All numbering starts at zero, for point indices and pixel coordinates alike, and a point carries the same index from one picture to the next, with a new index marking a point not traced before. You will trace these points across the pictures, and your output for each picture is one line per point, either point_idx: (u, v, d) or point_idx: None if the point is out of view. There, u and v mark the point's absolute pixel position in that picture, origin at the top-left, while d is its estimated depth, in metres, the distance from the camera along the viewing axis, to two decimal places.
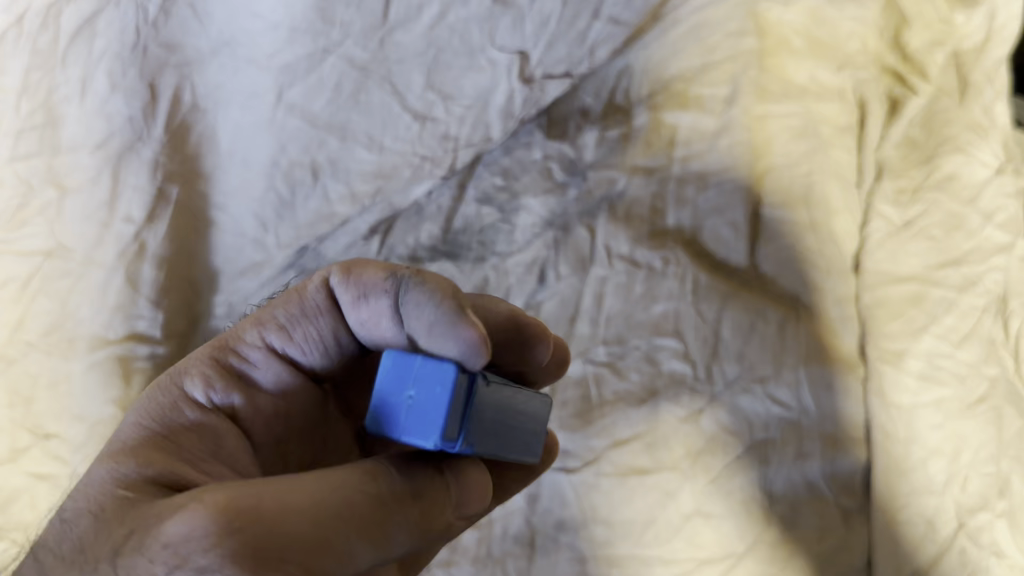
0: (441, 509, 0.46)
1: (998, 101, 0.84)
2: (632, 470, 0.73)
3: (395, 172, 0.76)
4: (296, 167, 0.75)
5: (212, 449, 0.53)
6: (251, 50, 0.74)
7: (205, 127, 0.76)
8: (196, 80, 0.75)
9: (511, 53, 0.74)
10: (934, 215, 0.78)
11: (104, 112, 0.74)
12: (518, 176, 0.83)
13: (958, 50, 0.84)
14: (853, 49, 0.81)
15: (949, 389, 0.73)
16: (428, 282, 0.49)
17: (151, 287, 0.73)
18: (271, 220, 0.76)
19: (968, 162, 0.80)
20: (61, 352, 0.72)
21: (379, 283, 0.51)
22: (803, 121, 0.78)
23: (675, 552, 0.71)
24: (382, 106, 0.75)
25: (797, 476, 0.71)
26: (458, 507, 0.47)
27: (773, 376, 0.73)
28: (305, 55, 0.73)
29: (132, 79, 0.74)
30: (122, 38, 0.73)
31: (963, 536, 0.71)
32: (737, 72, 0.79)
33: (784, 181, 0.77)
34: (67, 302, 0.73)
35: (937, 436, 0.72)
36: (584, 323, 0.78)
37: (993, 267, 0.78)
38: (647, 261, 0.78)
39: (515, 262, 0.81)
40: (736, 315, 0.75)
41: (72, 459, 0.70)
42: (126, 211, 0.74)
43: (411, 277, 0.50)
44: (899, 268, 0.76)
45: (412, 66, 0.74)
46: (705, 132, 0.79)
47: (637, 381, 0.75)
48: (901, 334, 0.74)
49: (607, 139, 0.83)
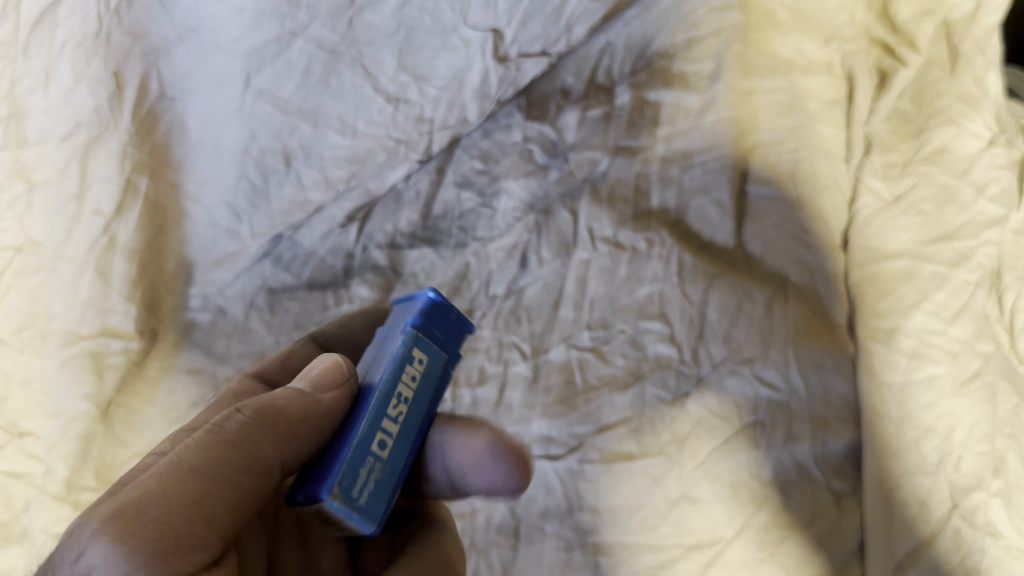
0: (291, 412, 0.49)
1: (990, 71, 0.80)
2: (619, 456, 0.71)
3: (370, 157, 0.77)
4: (268, 154, 0.75)
5: None
6: (217, 36, 0.72)
7: (173, 115, 0.74)
8: (163, 68, 0.73)
9: (485, 32, 0.74)
10: (924, 189, 0.76)
11: (70, 103, 0.72)
12: (497, 159, 0.82)
13: (947, 20, 0.81)
14: (841, 20, 0.80)
15: (942, 367, 0.70)
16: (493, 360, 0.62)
17: (123, 281, 0.73)
18: (244, 208, 0.76)
19: (959, 134, 0.78)
20: (34, 349, 0.71)
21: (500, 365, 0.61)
22: (789, 96, 0.77)
23: (663, 538, 0.68)
24: (353, 89, 0.75)
25: (786, 458, 0.69)
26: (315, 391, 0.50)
27: (761, 356, 0.72)
28: (272, 39, 0.72)
29: (96, 69, 0.71)
30: (85, 27, 0.71)
31: (957, 517, 0.66)
32: (721, 48, 0.77)
33: (771, 158, 0.76)
34: (39, 298, 0.72)
35: (930, 415, 0.68)
36: (567, 308, 0.77)
37: (986, 242, 0.75)
38: (631, 243, 0.78)
39: (496, 248, 0.80)
40: (722, 296, 0.74)
41: (47, 456, 0.68)
42: (95, 203, 0.73)
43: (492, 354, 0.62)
44: (889, 245, 0.73)
45: (383, 47, 0.74)
46: (689, 110, 0.78)
47: (622, 366, 0.74)
48: (890, 311, 0.71)
49: (588, 119, 0.81)
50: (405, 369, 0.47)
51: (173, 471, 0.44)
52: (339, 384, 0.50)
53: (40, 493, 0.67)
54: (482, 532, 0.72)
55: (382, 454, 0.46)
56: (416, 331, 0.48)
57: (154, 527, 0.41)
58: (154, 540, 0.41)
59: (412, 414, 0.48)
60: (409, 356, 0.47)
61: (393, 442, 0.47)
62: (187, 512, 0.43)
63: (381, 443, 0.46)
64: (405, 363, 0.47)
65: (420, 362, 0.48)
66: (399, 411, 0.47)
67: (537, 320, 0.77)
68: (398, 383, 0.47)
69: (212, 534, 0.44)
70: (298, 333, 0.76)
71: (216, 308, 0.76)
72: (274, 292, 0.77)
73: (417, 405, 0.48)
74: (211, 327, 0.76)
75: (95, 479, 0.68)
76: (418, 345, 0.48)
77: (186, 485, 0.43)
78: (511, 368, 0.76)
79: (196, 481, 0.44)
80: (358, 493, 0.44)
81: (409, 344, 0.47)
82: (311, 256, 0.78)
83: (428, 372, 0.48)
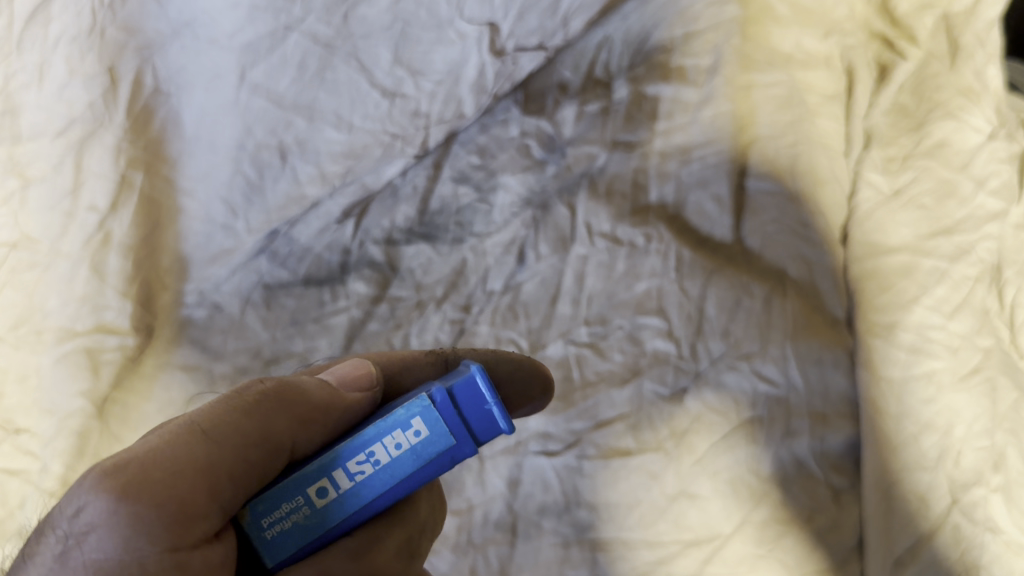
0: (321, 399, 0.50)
1: (990, 64, 0.80)
2: (617, 452, 0.71)
3: (366, 152, 0.76)
4: (264, 150, 0.75)
5: None
6: (212, 30, 0.71)
7: (168, 110, 0.74)
8: (157, 63, 0.72)
9: (480, 25, 0.74)
10: (924, 183, 0.75)
11: (64, 98, 0.71)
12: (494, 154, 0.81)
13: (948, 13, 0.80)
14: (841, 14, 0.79)
15: (941, 361, 0.69)
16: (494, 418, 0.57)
17: (118, 277, 0.73)
18: (239, 204, 0.75)
19: (959, 128, 0.77)
20: (30, 346, 0.71)
21: None
22: (788, 90, 0.76)
23: (660, 535, 0.68)
24: (349, 83, 0.74)
25: (785, 454, 0.69)
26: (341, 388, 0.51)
27: (760, 352, 0.71)
28: (267, 34, 0.71)
29: (91, 65, 0.71)
30: (79, 22, 0.70)
31: (956, 513, 0.66)
32: (720, 42, 0.76)
33: (770, 152, 0.75)
34: (34, 294, 0.72)
35: (929, 410, 0.68)
36: (565, 304, 0.77)
37: (986, 236, 0.75)
38: (628, 238, 0.77)
39: (493, 243, 0.79)
40: (720, 291, 0.74)
41: (42, 454, 0.69)
42: (90, 199, 0.72)
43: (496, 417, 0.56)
44: (888, 240, 0.73)
45: (378, 41, 0.73)
46: (688, 104, 0.77)
47: (620, 362, 0.74)
48: (890, 306, 0.71)
49: (586, 113, 0.81)
50: (392, 433, 0.45)
51: (181, 432, 0.45)
52: (365, 386, 0.51)
53: (36, 489, 0.68)
54: (479, 529, 0.71)
55: (317, 500, 0.46)
56: (430, 420, 0.45)
57: (155, 486, 0.43)
58: (152, 503, 0.42)
59: (376, 481, 0.46)
60: (410, 419, 0.45)
61: (339, 495, 0.46)
62: (190, 475, 0.44)
63: (325, 492, 0.46)
64: (395, 427, 0.45)
65: (415, 435, 0.45)
66: (363, 469, 0.45)
67: (534, 315, 0.77)
68: (377, 441, 0.45)
69: (215, 501, 0.44)
70: (295, 329, 0.76)
71: (212, 304, 0.76)
72: (270, 288, 0.77)
73: (388, 473, 0.46)
74: (207, 324, 0.76)
75: None
76: (419, 413, 0.45)
77: (195, 446, 0.45)
78: None
79: (204, 444, 0.45)
80: (268, 525, 0.46)
81: (410, 410, 0.45)
82: (307, 252, 0.78)
83: (418, 447, 0.45)
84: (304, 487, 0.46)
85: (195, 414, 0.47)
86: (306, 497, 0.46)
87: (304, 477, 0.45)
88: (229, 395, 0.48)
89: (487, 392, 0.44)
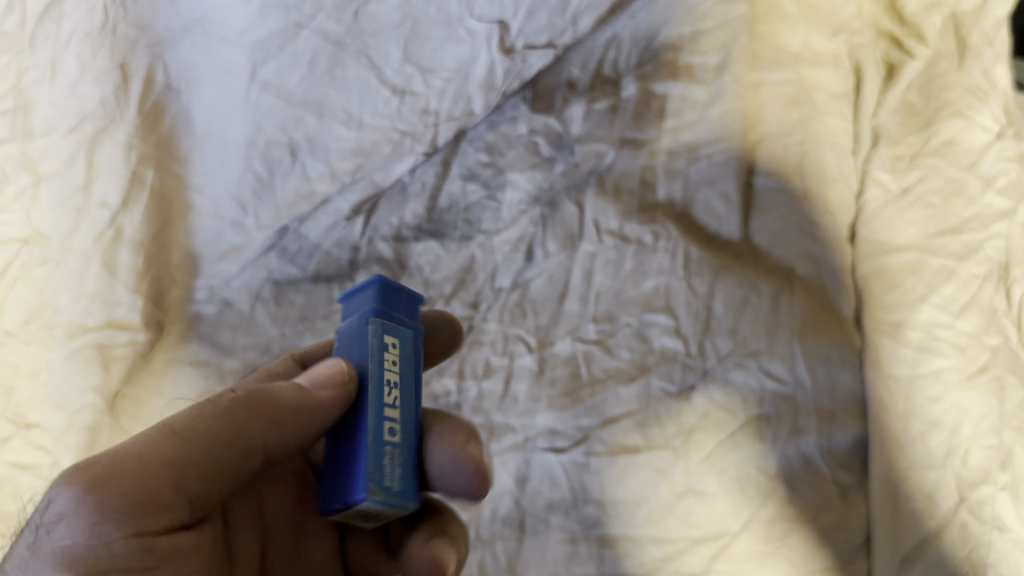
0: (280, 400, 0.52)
1: (998, 63, 0.80)
2: (624, 449, 0.71)
3: (375, 149, 0.77)
4: (274, 147, 0.75)
5: None
6: (223, 28, 0.73)
7: (179, 107, 0.75)
8: (169, 60, 0.74)
9: (490, 24, 0.75)
10: (932, 182, 0.76)
11: (76, 95, 0.72)
12: (502, 152, 0.81)
13: (956, 12, 0.81)
14: (849, 13, 0.80)
15: (948, 360, 0.70)
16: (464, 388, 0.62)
17: (129, 273, 0.73)
18: (250, 201, 0.76)
19: (967, 127, 0.77)
20: (41, 341, 0.71)
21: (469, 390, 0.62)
22: (796, 88, 0.76)
23: (668, 531, 0.68)
24: (358, 80, 0.75)
25: (793, 451, 0.68)
26: None
27: (766, 349, 0.71)
28: (278, 31, 0.73)
29: (102, 61, 0.72)
30: (91, 19, 0.72)
31: (964, 510, 0.67)
32: (728, 40, 0.77)
33: (778, 150, 0.75)
34: (45, 290, 0.72)
35: (937, 408, 0.69)
36: (573, 301, 0.77)
37: (994, 235, 0.75)
38: (636, 236, 0.77)
39: (501, 241, 0.80)
40: (728, 289, 0.74)
41: (53, 448, 0.68)
42: (101, 195, 0.73)
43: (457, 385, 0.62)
44: (895, 238, 0.73)
45: (387, 39, 0.75)
46: (696, 102, 0.78)
47: (627, 359, 0.74)
48: (898, 304, 0.71)
49: (594, 112, 0.81)
50: (385, 355, 0.49)
51: (155, 433, 0.48)
52: None
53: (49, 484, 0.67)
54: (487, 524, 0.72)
55: (399, 438, 0.49)
56: (398, 329, 0.50)
57: (126, 483, 0.45)
58: (121, 499, 0.45)
59: (405, 397, 0.50)
60: (385, 324, 0.50)
61: (399, 422, 0.50)
62: (157, 469, 0.46)
63: (394, 426, 0.49)
64: (381, 353, 0.49)
65: (395, 349, 0.50)
66: (393, 387, 0.50)
67: (542, 313, 0.77)
68: (384, 372, 0.49)
69: (181, 495, 0.47)
70: (303, 325, 0.75)
71: (222, 300, 0.76)
72: (280, 284, 0.76)
73: (406, 387, 0.51)
74: (217, 320, 0.75)
75: None
76: (382, 317, 0.50)
77: (164, 445, 0.47)
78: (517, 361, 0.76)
79: (174, 444, 0.47)
80: (388, 480, 0.47)
81: (379, 333, 0.49)
82: (316, 249, 0.77)
83: (407, 337, 0.51)
84: (384, 440, 0.48)
85: (169, 419, 0.49)
86: (392, 442, 0.48)
87: (374, 429, 0.48)
88: (206, 400, 0.50)
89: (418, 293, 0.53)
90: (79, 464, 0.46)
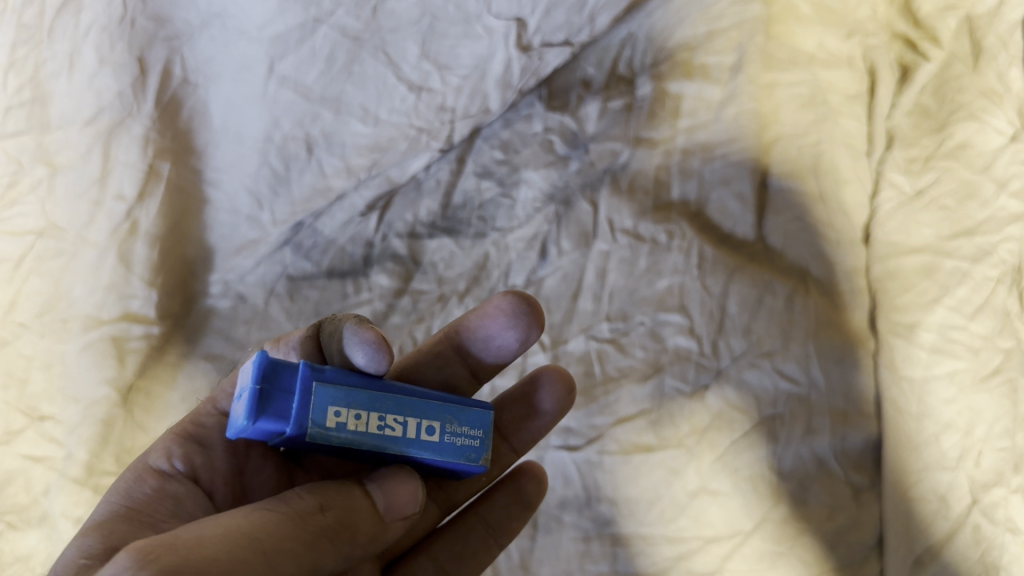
0: (361, 513, 0.45)
1: (1013, 67, 0.80)
2: (637, 448, 0.71)
3: (392, 145, 0.76)
4: (290, 142, 0.75)
5: (168, 509, 0.51)
6: (241, 22, 0.72)
7: (195, 102, 0.74)
8: (185, 54, 0.73)
9: (508, 21, 0.75)
10: (946, 184, 0.76)
11: (93, 87, 0.72)
12: (517, 150, 0.81)
13: (971, 15, 0.80)
14: (863, 15, 0.80)
15: (962, 362, 0.71)
16: (484, 318, 0.62)
17: (144, 266, 0.73)
18: (265, 195, 0.75)
19: (981, 129, 0.77)
20: (55, 334, 0.71)
21: (485, 321, 0.62)
22: (811, 89, 0.78)
23: (681, 530, 0.68)
24: (376, 77, 0.75)
25: (806, 452, 0.69)
26: (385, 512, 0.46)
27: (781, 350, 0.71)
28: (296, 26, 0.72)
29: (121, 53, 0.72)
30: (109, 11, 0.71)
31: (976, 513, 0.67)
32: (743, 40, 0.78)
33: (792, 152, 0.76)
34: (60, 282, 0.72)
35: (950, 410, 0.69)
36: (586, 299, 0.77)
37: (1008, 238, 0.75)
38: (650, 235, 0.77)
39: (516, 238, 0.79)
40: (742, 289, 0.74)
41: (66, 442, 0.68)
42: (118, 188, 0.73)
43: (475, 320, 0.63)
44: (910, 240, 0.74)
45: (406, 35, 0.74)
46: (710, 102, 0.78)
47: (641, 358, 0.74)
48: (912, 305, 0.72)
49: (609, 110, 0.81)
50: (336, 421, 0.49)
51: (246, 542, 0.41)
52: (405, 514, 0.47)
53: (61, 476, 0.67)
54: None
55: (437, 429, 0.53)
56: (310, 400, 0.49)
57: None
58: None
59: (389, 404, 0.51)
60: (320, 418, 0.49)
61: (408, 418, 0.52)
62: None
63: (425, 425, 0.52)
64: (337, 431, 0.49)
65: (336, 411, 0.49)
66: (383, 420, 0.51)
67: (555, 310, 0.77)
68: (353, 430, 0.50)
69: None
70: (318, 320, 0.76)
71: (236, 295, 0.76)
72: (294, 280, 0.77)
73: (372, 400, 0.51)
74: (231, 315, 0.76)
75: (115, 463, 0.68)
76: (314, 420, 0.49)
77: (256, 566, 0.40)
78: (530, 358, 0.75)
79: (263, 563, 0.40)
80: (471, 433, 0.54)
81: (315, 425, 0.49)
82: (331, 244, 0.78)
83: (338, 393, 0.50)
84: (438, 444, 0.52)
85: (253, 520, 0.42)
86: (440, 442, 0.52)
87: (426, 451, 0.52)
88: (291, 513, 0.43)
89: (246, 387, 0.48)
90: (159, 557, 0.38)
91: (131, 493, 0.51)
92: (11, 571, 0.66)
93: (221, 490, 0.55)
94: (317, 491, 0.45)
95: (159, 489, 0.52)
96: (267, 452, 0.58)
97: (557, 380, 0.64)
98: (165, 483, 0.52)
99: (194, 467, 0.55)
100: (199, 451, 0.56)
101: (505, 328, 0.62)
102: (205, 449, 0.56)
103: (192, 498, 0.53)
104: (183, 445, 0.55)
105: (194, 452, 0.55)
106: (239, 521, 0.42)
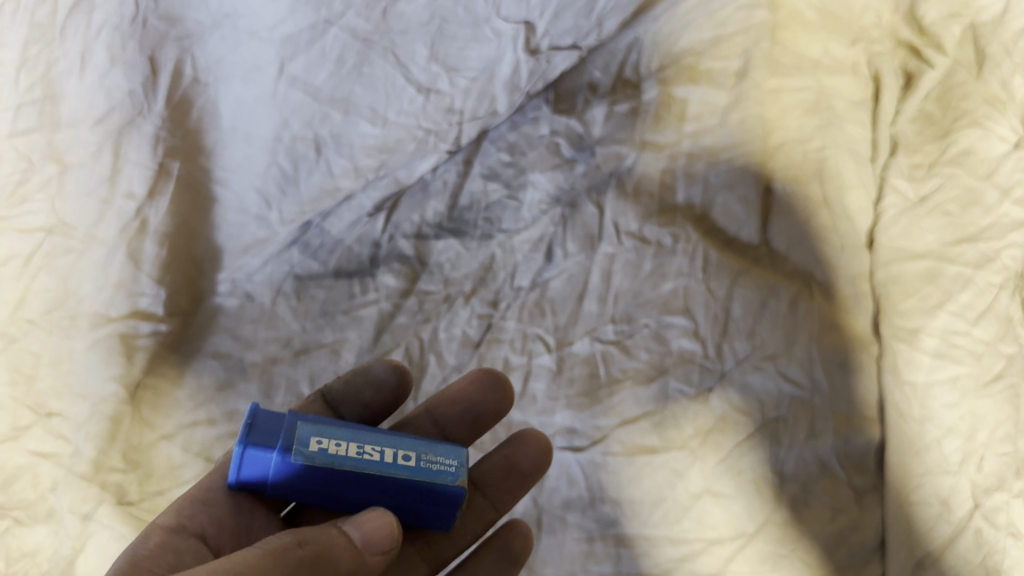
0: (339, 548, 0.46)
1: (1016, 75, 0.81)
2: (642, 449, 0.71)
3: (399, 146, 0.78)
4: (299, 142, 0.76)
5: (168, 565, 0.53)
6: (252, 22, 0.76)
7: (206, 102, 0.76)
8: (197, 54, 0.76)
9: (516, 23, 0.80)
10: (949, 191, 0.77)
11: (104, 87, 0.74)
12: (524, 152, 0.80)
13: (975, 23, 0.81)
14: (868, 22, 0.82)
15: (965, 367, 0.71)
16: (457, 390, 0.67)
17: (153, 263, 0.73)
18: (274, 195, 0.76)
19: (984, 136, 0.78)
20: (63, 331, 0.71)
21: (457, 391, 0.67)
22: (815, 95, 0.79)
23: (684, 532, 0.68)
24: (384, 78, 0.78)
25: (808, 455, 0.69)
26: (365, 548, 0.46)
27: (784, 353, 0.72)
28: (307, 27, 0.76)
29: (131, 52, 0.74)
30: (121, 10, 0.74)
31: (978, 517, 0.68)
32: (749, 46, 0.79)
33: (796, 156, 0.78)
34: (69, 279, 0.72)
35: (952, 414, 0.70)
36: (592, 301, 0.76)
37: (1011, 244, 0.76)
38: (655, 238, 0.78)
39: (522, 240, 0.78)
40: (747, 292, 0.75)
41: (74, 438, 0.68)
42: (127, 186, 0.73)
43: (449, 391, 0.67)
44: (913, 245, 0.75)
45: (415, 37, 0.78)
46: (716, 107, 0.79)
47: (645, 360, 0.74)
48: (915, 311, 0.73)
49: (616, 113, 0.81)
50: (315, 447, 0.52)
51: None
52: (387, 548, 0.47)
53: (69, 472, 0.67)
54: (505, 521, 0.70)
55: (414, 456, 0.54)
56: (293, 431, 0.53)
57: None
58: None
59: (366, 439, 0.54)
60: (303, 445, 0.52)
61: (385, 448, 0.54)
62: None
63: (401, 454, 0.54)
64: (318, 454, 0.52)
65: (318, 441, 0.52)
66: (361, 447, 0.53)
67: (561, 312, 0.76)
68: (333, 454, 0.52)
69: None
70: (325, 320, 0.74)
71: (244, 294, 0.74)
72: (301, 279, 0.75)
73: (350, 434, 0.54)
74: (238, 313, 0.74)
75: (122, 460, 0.68)
76: (296, 446, 0.52)
77: None
78: (535, 360, 0.75)
79: None
80: (448, 461, 0.55)
81: (296, 450, 0.52)
82: (338, 245, 0.76)
83: (319, 425, 0.53)
84: (416, 468, 0.53)
85: (231, 563, 0.44)
86: (416, 465, 0.53)
87: (403, 475, 0.53)
88: (267, 550, 0.44)
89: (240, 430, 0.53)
90: None
91: (135, 550, 0.54)
92: (17, 567, 0.65)
93: (227, 546, 0.57)
94: (298, 530, 0.46)
95: (162, 543, 0.54)
96: (270, 514, 0.59)
97: (534, 441, 0.65)
98: (169, 539, 0.55)
99: (200, 525, 0.57)
100: (204, 509, 0.58)
101: (478, 394, 0.67)
102: (210, 507, 0.58)
103: (192, 555, 0.55)
104: (190, 504, 0.57)
105: (201, 508, 0.58)
106: (221, 564, 0.44)
